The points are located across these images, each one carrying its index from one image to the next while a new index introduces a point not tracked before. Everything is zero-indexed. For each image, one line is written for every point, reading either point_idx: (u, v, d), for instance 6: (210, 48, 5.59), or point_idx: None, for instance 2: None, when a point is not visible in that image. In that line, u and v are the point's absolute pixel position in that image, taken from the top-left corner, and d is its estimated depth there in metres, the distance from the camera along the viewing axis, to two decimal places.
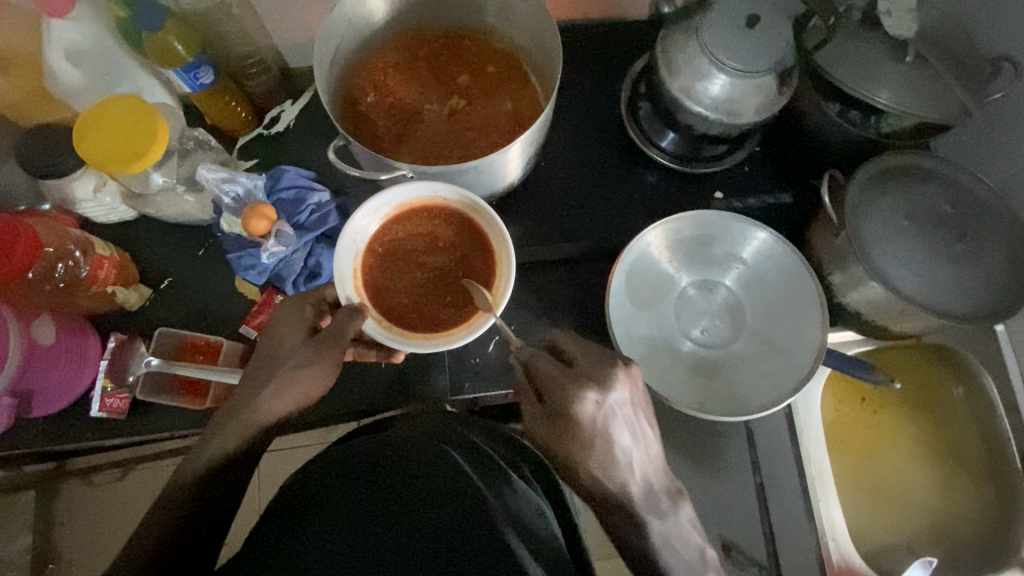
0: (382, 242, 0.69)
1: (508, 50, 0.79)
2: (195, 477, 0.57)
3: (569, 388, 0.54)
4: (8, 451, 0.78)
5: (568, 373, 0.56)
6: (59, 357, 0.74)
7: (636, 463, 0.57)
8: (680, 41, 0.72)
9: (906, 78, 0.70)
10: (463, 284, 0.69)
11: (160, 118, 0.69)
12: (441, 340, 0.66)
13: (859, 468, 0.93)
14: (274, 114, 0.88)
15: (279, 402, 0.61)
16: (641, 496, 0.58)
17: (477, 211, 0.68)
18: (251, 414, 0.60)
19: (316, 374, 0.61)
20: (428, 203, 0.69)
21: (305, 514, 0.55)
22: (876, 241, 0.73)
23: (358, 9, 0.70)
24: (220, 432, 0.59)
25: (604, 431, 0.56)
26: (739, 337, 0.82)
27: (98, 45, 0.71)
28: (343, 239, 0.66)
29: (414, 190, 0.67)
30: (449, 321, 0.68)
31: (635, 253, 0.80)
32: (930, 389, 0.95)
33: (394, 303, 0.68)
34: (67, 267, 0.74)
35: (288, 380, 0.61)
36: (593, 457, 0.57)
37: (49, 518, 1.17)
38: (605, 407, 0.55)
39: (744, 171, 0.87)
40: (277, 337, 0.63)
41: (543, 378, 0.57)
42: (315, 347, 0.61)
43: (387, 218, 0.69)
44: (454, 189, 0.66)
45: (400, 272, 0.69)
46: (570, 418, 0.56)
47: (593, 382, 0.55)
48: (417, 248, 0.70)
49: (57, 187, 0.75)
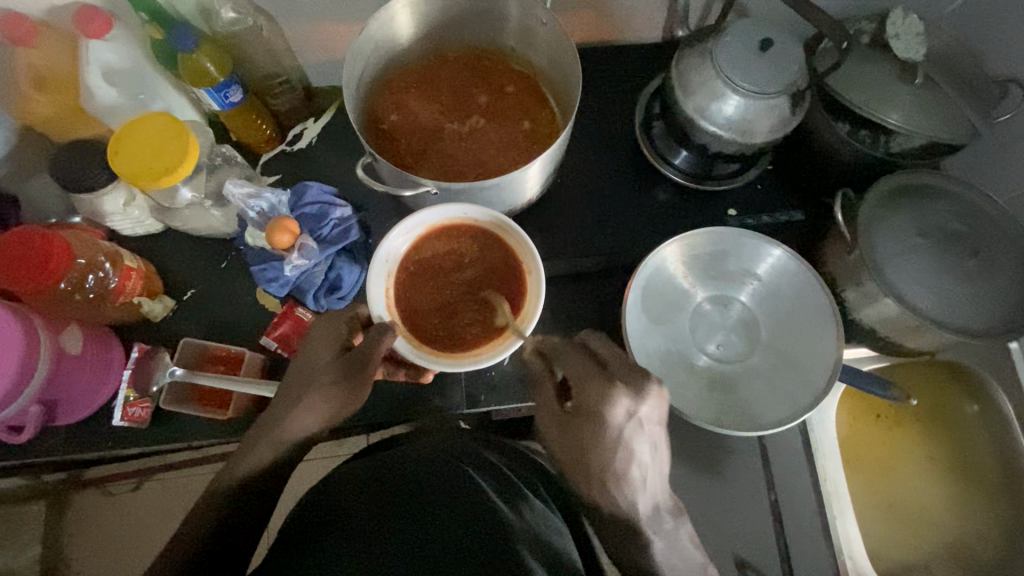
0: (411, 261, 0.70)
1: (526, 72, 0.82)
2: (226, 495, 0.59)
3: (604, 393, 0.55)
4: (33, 459, 0.79)
5: (600, 376, 0.57)
6: (85, 367, 0.76)
7: (647, 483, 0.58)
8: (694, 63, 0.74)
9: (915, 100, 0.72)
10: (491, 302, 0.69)
11: (190, 136, 0.71)
12: (472, 358, 0.65)
13: (874, 485, 0.93)
14: (297, 132, 0.91)
15: (307, 418, 0.62)
16: (649, 515, 0.59)
17: (506, 231, 0.69)
18: (280, 429, 0.61)
19: (346, 391, 0.62)
20: (457, 222, 0.71)
21: (323, 528, 0.56)
22: (890, 259, 0.74)
23: (384, 32, 0.72)
24: (253, 447, 0.61)
25: (623, 443, 0.56)
26: (754, 352, 0.83)
27: (133, 65, 0.74)
28: (376, 257, 0.67)
29: (447, 210, 0.69)
30: (479, 339, 0.68)
31: (651, 268, 0.81)
32: (942, 406, 0.95)
33: (423, 321, 0.69)
34: (98, 278, 0.76)
35: (319, 399, 0.62)
36: (607, 467, 0.57)
37: (58, 529, 1.18)
38: (634, 419, 0.55)
39: (756, 189, 0.89)
40: (310, 355, 0.65)
41: (576, 376, 0.59)
42: (346, 362, 0.62)
43: (416, 237, 0.70)
44: (484, 210, 0.69)
45: (428, 290, 0.70)
46: (592, 422, 0.57)
47: (626, 387, 0.55)
48: (446, 267, 0.71)
49: (88, 201, 0.77)
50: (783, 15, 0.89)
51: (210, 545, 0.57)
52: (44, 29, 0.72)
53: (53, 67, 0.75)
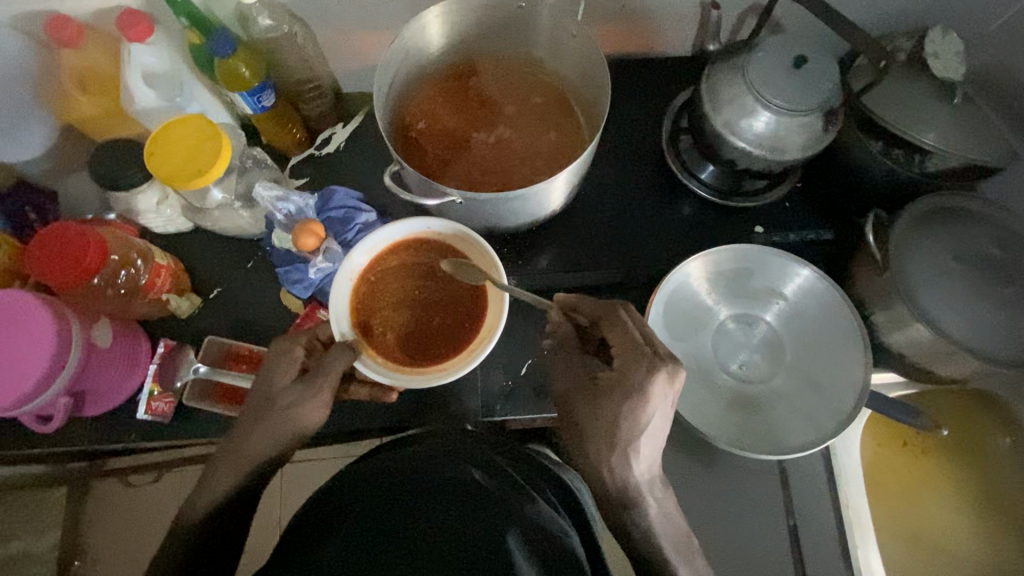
0: (376, 275, 0.74)
1: (554, 83, 0.82)
2: (195, 520, 0.59)
3: (642, 372, 0.56)
4: (58, 448, 0.81)
5: (639, 355, 0.57)
6: (113, 360, 0.78)
7: (645, 455, 0.59)
8: (725, 78, 0.74)
9: (955, 121, 0.71)
10: (457, 312, 0.74)
11: (223, 138, 0.72)
12: (436, 373, 0.70)
13: (898, 513, 0.90)
14: (326, 136, 0.93)
15: (266, 441, 0.61)
16: (647, 485, 0.60)
17: (468, 241, 0.73)
18: (240, 452, 0.61)
19: (304, 413, 0.62)
20: (423, 236, 0.75)
21: (330, 527, 0.56)
22: (921, 283, 0.72)
23: (416, 41, 0.73)
24: (216, 472, 0.61)
25: (641, 414, 0.56)
26: (777, 373, 0.81)
27: (172, 68, 0.76)
28: (337, 277, 0.71)
29: (409, 225, 0.73)
30: (444, 351, 0.72)
31: (673, 283, 0.80)
32: (972, 436, 0.92)
33: (387, 335, 0.73)
34: (129, 274, 0.78)
35: (276, 421, 0.61)
36: (620, 437, 0.58)
37: (79, 515, 1.21)
38: (666, 398, 0.56)
39: (783, 207, 0.87)
40: (266, 377, 0.64)
41: (622, 347, 0.58)
42: (304, 385, 0.63)
43: (380, 250, 0.75)
44: (447, 223, 0.72)
45: (392, 302, 0.74)
46: (620, 394, 0.57)
47: (667, 369, 0.55)
48: (409, 279, 0.75)
49: (124, 199, 0.80)
50: (818, 31, 0.87)
51: (207, 536, 0.59)
52: (89, 32, 0.75)
53: (96, 69, 0.77)
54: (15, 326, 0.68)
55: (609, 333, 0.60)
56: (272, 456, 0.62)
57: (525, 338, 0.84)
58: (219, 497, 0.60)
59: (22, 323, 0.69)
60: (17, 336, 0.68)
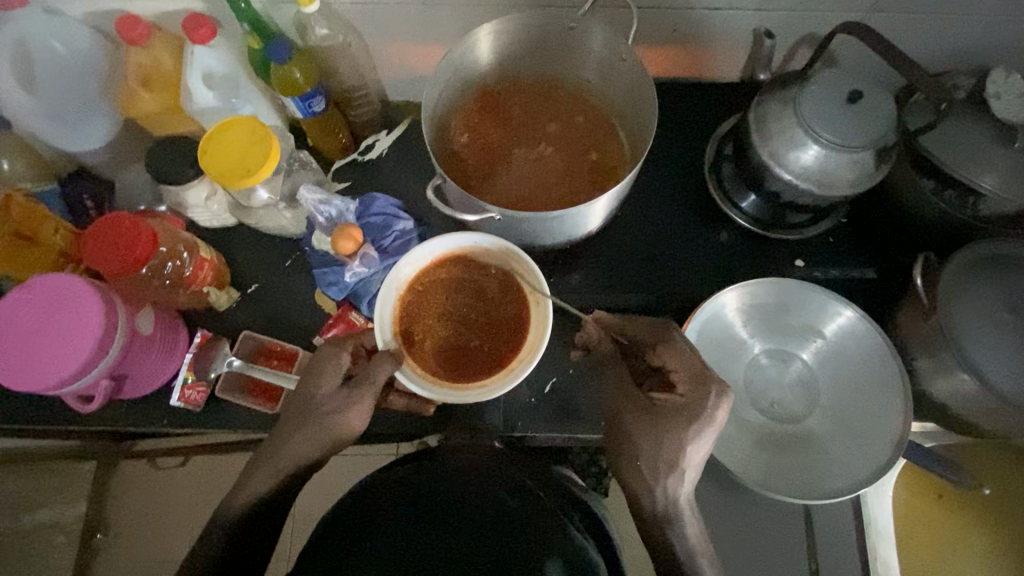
0: (423, 283, 0.76)
1: (599, 104, 0.82)
2: (227, 517, 0.61)
3: (697, 400, 0.57)
4: (96, 428, 0.84)
5: (690, 376, 0.58)
6: (153, 348, 0.80)
7: (691, 476, 0.58)
8: (775, 109, 0.72)
9: (1017, 165, 0.67)
10: (499, 328, 0.74)
11: (273, 140, 0.74)
12: (475, 389, 0.71)
13: (928, 569, 0.86)
14: (370, 142, 0.94)
15: (306, 447, 0.62)
16: (687, 501, 0.59)
17: (514, 259, 0.74)
18: (278, 455, 0.63)
19: (347, 420, 0.63)
20: (470, 250, 0.75)
21: (367, 531, 0.63)
22: (971, 333, 0.69)
23: (466, 56, 0.74)
24: (253, 472, 0.63)
25: (699, 441, 0.57)
26: (812, 414, 0.78)
27: (230, 71, 0.79)
28: (384, 287, 0.72)
29: (456, 240, 0.74)
30: (481, 367, 0.73)
31: (708, 312, 0.79)
32: (1018, 496, 0.87)
33: (428, 347, 0.74)
34: (175, 266, 0.81)
35: (317, 426, 0.62)
36: (679, 459, 0.57)
37: (105, 490, 1.25)
38: (714, 421, 0.56)
39: (827, 242, 0.85)
40: (310, 382, 0.65)
41: (692, 372, 0.58)
42: (348, 393, 0.64)
43: (427, 263, 0.76)
44: (494, 241, 0.73)
45: (435, 312, 0.75)
46: (685, 419, 0.57)
47: (720, 393, 0.56)
48: (453, 294, 0.76)
49: (175, 193, 0.83)
50: (874, 64, 0.85)
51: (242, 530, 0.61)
52: (156, 33, 0.79)
53: (159, 67, 0.80)
54: (67, 309, 0.71)
55: (665, 356, 0.60)
56: (310, 460, 0.63)
57: (552, 355, 0.84)
58: (251, 499, 0.62)
59: (73, 306, 0.72)
60: (69, 318, 0.71)
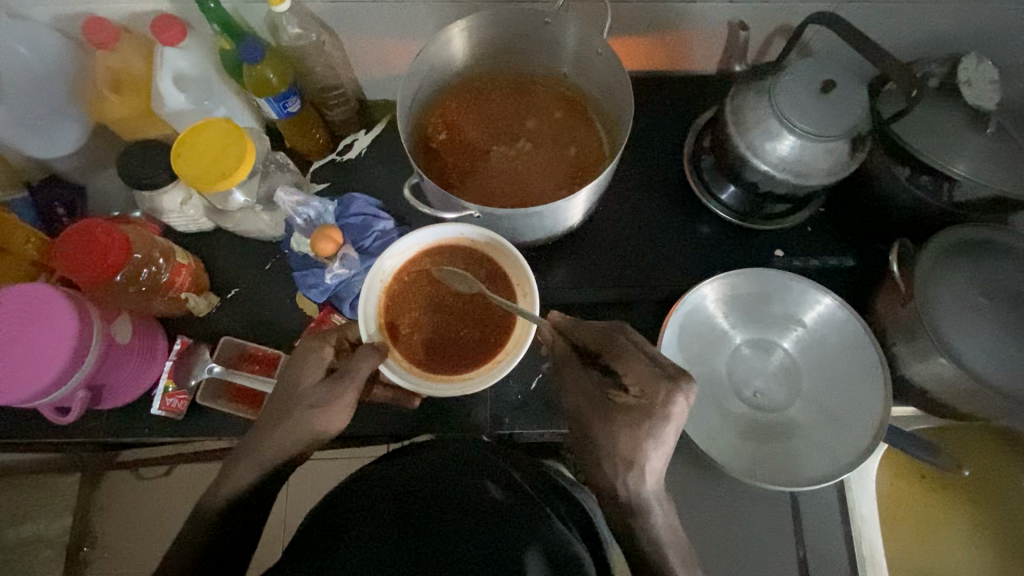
0: (410, 275, 0.75)
1: (578, 99, 0.82)
2: (206, 525, 0.60)
3: (660, 394, 0.55)
4: (75, 439, 0.82)
5: (649, 375, 0.56)
6: (131, 356, 0.79)
7: (656, 469, 0.58)
8: (751, 101, 0.72)
9: (988, 151, 0.68)
10: (486, 321, 0.73)
11: (249, 143, 0.73)
12: (460, 382, 0.70)
13: (910, 549, 0.87)
14: (347, 142, 0.94)
15: (284, 444, 0.62)
16: (657, 487, 0.59)
17: (501, 251, 0.73)
18: (255, 455, 0.62)
19: (326, 416, 0.62)
20: (455, 243, 0.75)
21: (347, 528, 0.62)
22: (946, 317, 0.70)
23: (441, 53, 0.73)
24: (233, 471, 0.62)
25: (659, 435, 0.56)
26: (794, 402, 0.79)
27: (201, 72, 0.77)
28: (370, 278, 0.72)
29: (442, 230, 0.73)
30: (467, 359, 0.72)
31: (690, 304, 0.79)
32: (996, 475, 0.89)
33: (415, 340, 0.73)
34: (151, 272, 0.79)
35: (296, 424, 0.62)
36: (637, 452, 0.57)
37: (90, 501, 1.23)
38: (674, 416, 0.55)
39: (806, 231, 0.86)
40: (290, 377, 0.64)
41: (642, 373, 0.57)
42: (328, 387, 0.63)
43: (415, 254, 0.75)
44: (480, 231, 0.73)
45: (422, 305, 0.74)
46: (643, 417, 0.56)
47: (684, 390, 0.54)
48: (438, 285, 0.75)
49: (149, 198, 0.81)
50: (847, 55, 0.86)
51: (223, 529, 0.60)
52: (123, 34, 0.77)
53: (129, 70, 0.78)
54: (40, 319, 0.70)
55: (622, 364, 0.58)
56: (288, 460, 0.63)
57: (537, 352, 0.83)
58: (231, 506, 0.61)
59: (46, 317, 0.70)
60: (42, 328, 0.70)
